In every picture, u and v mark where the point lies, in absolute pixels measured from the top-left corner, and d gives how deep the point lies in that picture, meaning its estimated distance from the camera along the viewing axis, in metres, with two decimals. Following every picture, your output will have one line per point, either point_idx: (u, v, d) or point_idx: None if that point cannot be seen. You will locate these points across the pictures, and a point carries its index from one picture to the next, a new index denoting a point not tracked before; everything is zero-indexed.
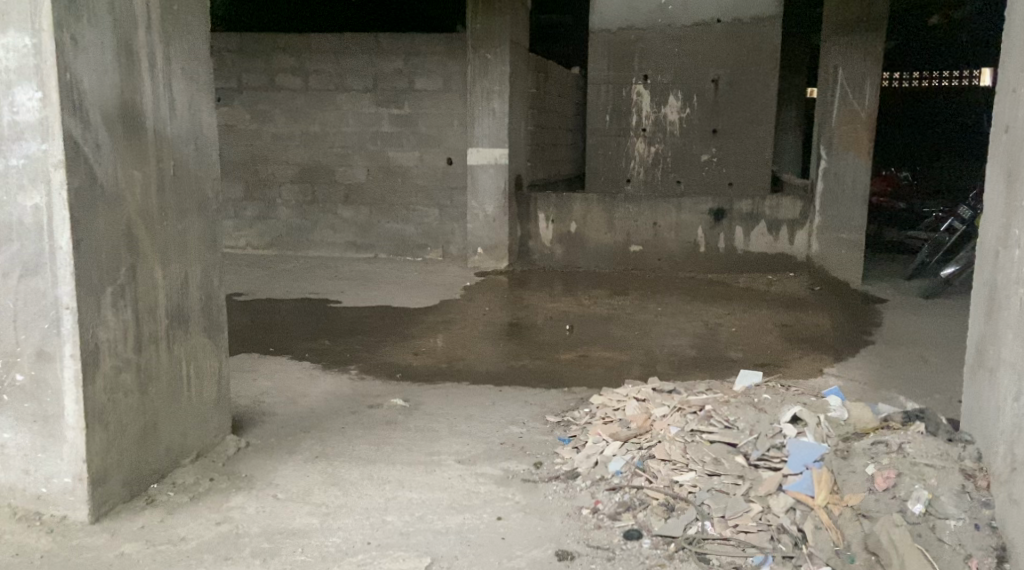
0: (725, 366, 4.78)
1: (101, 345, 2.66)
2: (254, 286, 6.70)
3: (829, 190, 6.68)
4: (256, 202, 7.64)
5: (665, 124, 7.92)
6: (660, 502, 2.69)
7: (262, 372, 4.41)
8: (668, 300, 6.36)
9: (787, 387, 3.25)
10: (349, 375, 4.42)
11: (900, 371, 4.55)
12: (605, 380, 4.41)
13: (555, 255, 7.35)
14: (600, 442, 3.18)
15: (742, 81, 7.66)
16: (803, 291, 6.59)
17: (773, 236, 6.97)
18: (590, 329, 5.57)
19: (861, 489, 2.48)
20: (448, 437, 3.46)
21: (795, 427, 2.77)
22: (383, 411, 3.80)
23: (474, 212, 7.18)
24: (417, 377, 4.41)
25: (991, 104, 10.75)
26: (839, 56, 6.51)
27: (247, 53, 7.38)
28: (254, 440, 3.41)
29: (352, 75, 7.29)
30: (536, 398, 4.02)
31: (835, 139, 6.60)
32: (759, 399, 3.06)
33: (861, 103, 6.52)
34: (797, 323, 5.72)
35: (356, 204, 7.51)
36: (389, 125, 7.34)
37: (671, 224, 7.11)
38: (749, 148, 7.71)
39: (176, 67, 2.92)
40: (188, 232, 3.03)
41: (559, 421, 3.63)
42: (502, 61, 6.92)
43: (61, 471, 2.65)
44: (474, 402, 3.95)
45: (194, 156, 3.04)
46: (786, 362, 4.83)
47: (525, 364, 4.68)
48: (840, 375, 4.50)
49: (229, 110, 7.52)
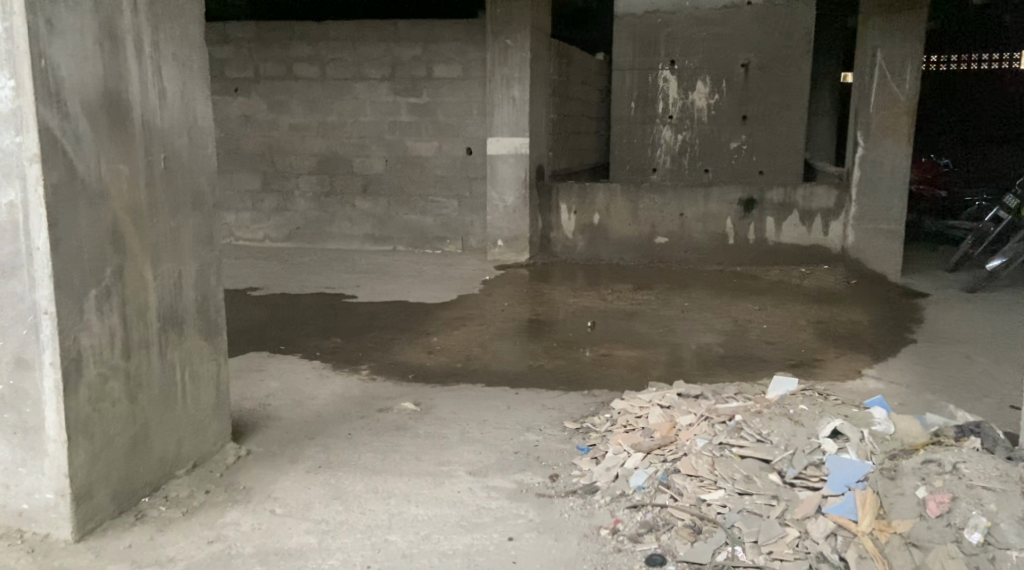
0: (756, 365, 4.55)
1: (84, 352, 2.48)
2: (268, 280, 6.54)
3: (867, 178, 6.41)
4: (273, 193, 7.48)
5: (693, 111, 7.66)
6: (686, 523, 2.47)
7: (270, 372, 4.23)
8: (695, 294, 6.12)
9: (824, 396, 3.03)
10: (360, 375, 4.23)
11: (944, 372, 4.30)
12: (628, 381, 4.19)
13: (577, 247, 7.11)
14: (621, 454, 2.97)
15: (773, 65, 7.43)
16: (837, 284, 6.31)
17: (806, 227, 6.71)
18: (613, 325, 5.35)
19: (910, 514, 2.25)
20: (460, 445, 3.26)
21: (835, 442, 2.55)
22: (393, 415, 3.62)
23: (494, 203, 6.96)
24: (431, 378, 4.22)
25: None
26: (877, 37, 6.23)
27: (264, 41, 7.23)
28: (255, 447, 3.22)
29: (370, 64, 7.10)
30: (554, 402, 3.81)
31: (873, 125, 6.34)
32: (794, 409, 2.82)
33: (900, 87, 6.25)
34: (831, 320, 5.45)
35: (374, 196, 7.32)
36: (407, 115, 7.13)
37: (698, 215, 6.85)
38: (779, 135, 7.53)
39: (165, 52, 2.73)
40: (182, 228, 2.84)
41: (578, 428, 3.43)
42: (522, 47, 6.68)
43: (43, 486, 2.48)
44: (490, 406, 3.75)
45: (188, 147, 2.85)
46: (821, 361, 4.59)
47: (545, 364, 4.48)
48: (881, 377, 4.25)
49: (247, 101, 7.38)
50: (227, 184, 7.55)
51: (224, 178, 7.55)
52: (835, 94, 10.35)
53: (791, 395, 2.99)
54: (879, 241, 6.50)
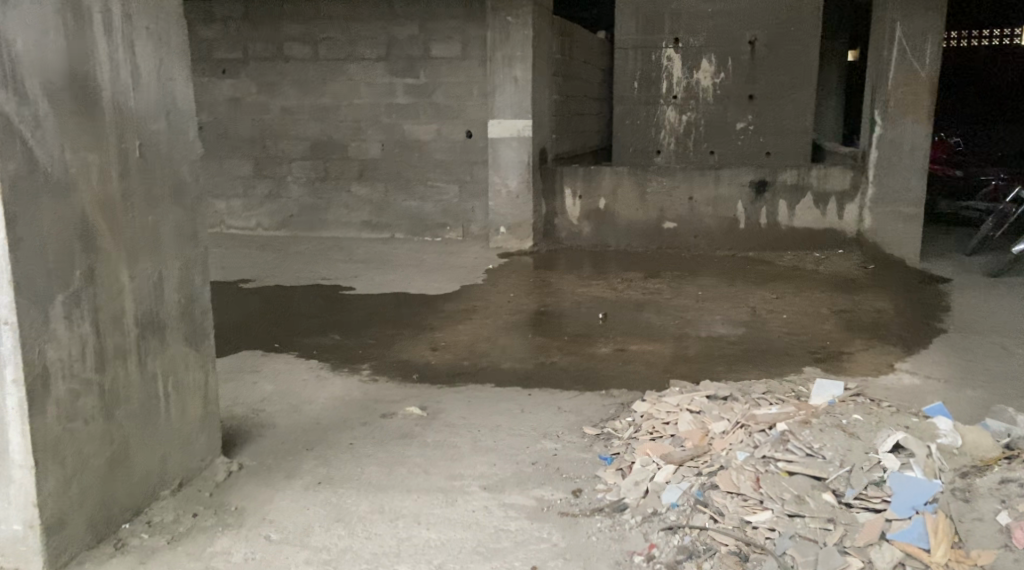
0: (780, 358, 4.29)
1: (51, 366, 2.19)
2: (262, 271, 6.24)
3: (885, 159, 6.14)
4: (265, 179, 7.18)
5: (698, 91, 7.42)
6: (730, 549, 2.22)
7: (265, 373, 3.95)
8: (708, 282, 5.85)
9: (875, 401, 2.78)
10: (360, 377, 3.95)
11: (981, 366, 4.06)
12: (647, 379, 3.92)
13: (583, 234, 6.82)
14: (650, 467, 2.70)
15: (781, 43, 7.18)
16: (856, 270, 6.04)
17: (820, 211, 6.44)
18: (626, 317, 5.08)
19: (993, 544, 2.06)
20: (471, 456, 2.99)
21: (897, 457, 2.29)
22: (398, 421, 3.35)
23: (496, 187, 6.65)
24: (436, 378, 3.94)
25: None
26: (897, 9, 5.90)
27: (253, 20, 6.90)
28: (247, 460, 2.95)
29: (364, 43, 6.78)
30: (571, 404, 3.54)
31: (892, 102, 6.05)
32: (847, 420, 2.54)
33: (921, 62, 5.95)
34: (854, 309, 5.19)
35: (371, 181, 7.01)
36: (404, 97, 6.82)
37: (708, 199, 6.57)
38: (788, 115, 7.30)
39: (138, 26, 2.43)
40: (161, 223, 2.55)
41: (599, 434, 3.17)
42: (524, 24, 6.37)
43: (9, 517, 2.20)
44: (501, 410, 3.48)
45: (166, 133, 2.56)
46: (849, 354, 4.33)
47: (557, 361, 4.20)
48: (915, 373, 3.99)
49: (236, 83, 7.06)
50: (217, 171, 7.25)
51: (213, 163, 7.24)
52: (842, 70, 10.05)
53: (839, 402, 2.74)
54: (897, 225, 6.23)
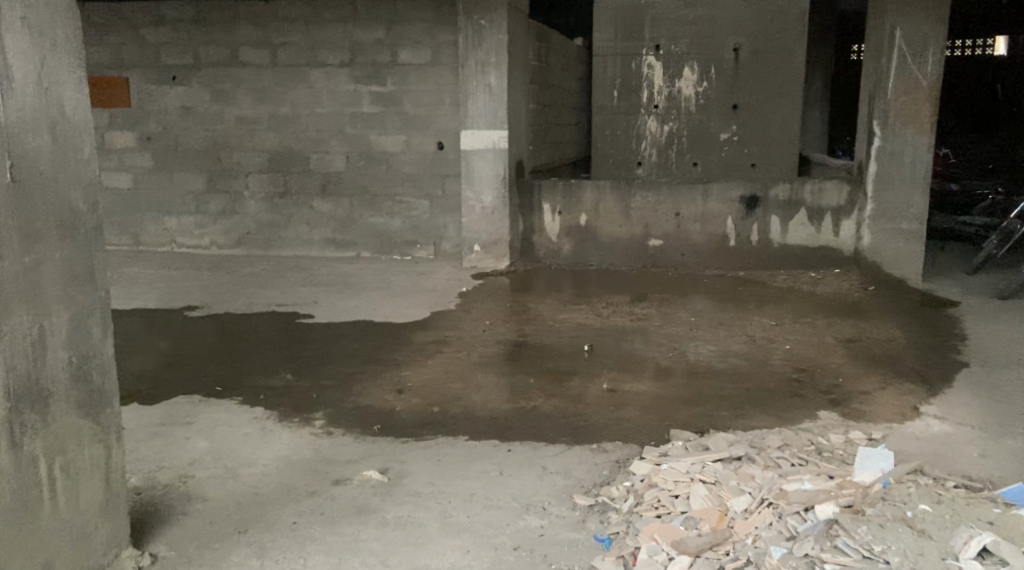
0: (788, 397, 3.79)
1: None
2: (211, 296, 5.67)
3: (884, 173, 5.68)
4: (220, 194, 6.61)
5: (680, 100, 6.97)
6: None
7: (201, 428, 3.41)
8: (698, 306, 5.38)
9: (939, 483, 2.48)
10: (312, 429, 3.41)
11: (1017, 410, 3.59)
12: (643, 428, 3.41)
13: (563, 252, 6.31)
14: (658, 559, 2.26)
15: (766, 50, 6.74)
16: (856, 292, 5.60)
17: (814, 228, 5.98)
18: (612, 347, 4.58)
19: None
20: (440, 540, 2.52)
21: (986, 566, 2.03)
22: (353, 489, 2.84)
23: (470, 204, 6.15)
24: (399, 430, 3.40)
25: (1010, 72, 10.54)
26: (896, 13, 5.47)
27: (205, 23, 6.36)
28: (162, 551, 2.49)
29: (326, 48, 6.26)
30: (558, 463, 3.03)
31: (891, 113, 5.60)
32: (913, 513, 2.21)
33: (921, 69, 5.50)
34: (861, 337, 4.71)
35: (335, 196, 6.47)
36: (370, 106, 6.30)
37: (695, 214, 6.09)
38: (774, 126, 6.86)
39: (8, 15, 1.97)
40: (43, 263, 2.08)
41: (591, 506, 2.66)
42: (498, 28, 5.87)
43: None
44: (476, 471, 2.96)
45: (51, 150, 2.09)
46: (865, 393, 3.84)
47: (537, 406, 3.68)
48: (944, 419, 3.51)
49: (186, 91, 6.50)
50: (168, 186, 6.66)
51: (162, 177, 6.66)
52: (828, 79, 9.64)
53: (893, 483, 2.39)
54: (898, 243, 5.77)
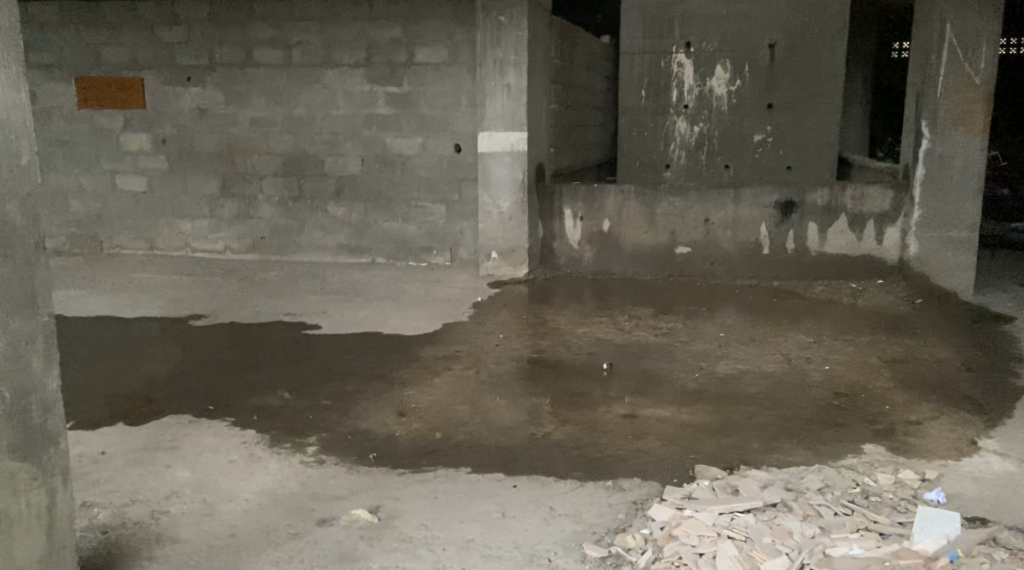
0: (829, 427, 3.43)
1: None
2: (217, 304, 5.41)
3: (931, 177, 5.29)
4: (233, 198, 6.36)
5: (712, 100, 6.61)
6: None
7: (186, 455, 3.14)
8: (728, 320, 5.04)
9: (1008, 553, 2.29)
10: (303, 458, 3.12)
11: None
12: (668, 462, 3.07)
13: (584, 260, 5.97)
14: None
15: (803, 47, 6.39)
16: (899, 305, 5.21)
17: (855, 235, 5.59)
18: (636, 365, 4.25)
19: None
20: None
21: None
22: (337, 532, 2.55)
23: (486, 208, 5.84)
24: (397, 460, 3.10)
25: None
26: (947, 7, 5.08)
27: (220, 22, 6.12)
28: None
29: (341, 48, 5.99)
30: (569, 502, 2.71)
31: (940, 114, 5.21)
32: None
33: (975, 67, 5.11)
34: (909, 358, 4.34)
35: (349, 200, 6.20)
36: (385, 107, 6.02)
37: (726, 221, 5.73)
38: (811, 127, 6.49)
39: None
40: None
41: (603, 559, 2.36)
42: (519, 25, 5.57)
43: None
44: (476, 512, 2.66)
45: None
46: (915, 423, 3.47)
47: (550, 434, 3.35)
48: (1006, 455, 3.14)
49: (200, 92, 6.26)
50: (180, 189, 6.42)
51: (172, 180, 6.42)
52: (869, 78, 9.20)
53: (963, 556, 2.24)
54: (945, 253, 5.36)
